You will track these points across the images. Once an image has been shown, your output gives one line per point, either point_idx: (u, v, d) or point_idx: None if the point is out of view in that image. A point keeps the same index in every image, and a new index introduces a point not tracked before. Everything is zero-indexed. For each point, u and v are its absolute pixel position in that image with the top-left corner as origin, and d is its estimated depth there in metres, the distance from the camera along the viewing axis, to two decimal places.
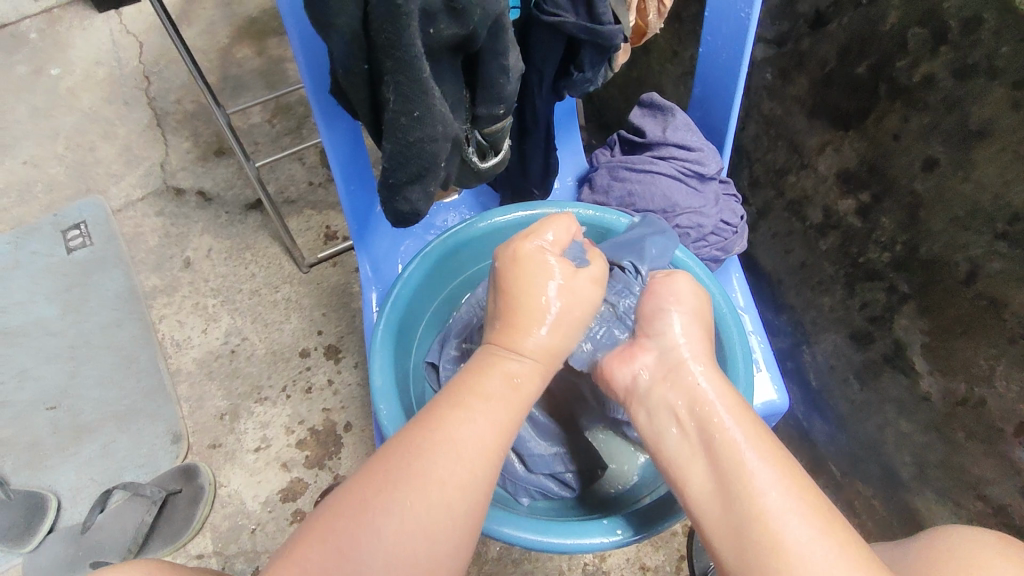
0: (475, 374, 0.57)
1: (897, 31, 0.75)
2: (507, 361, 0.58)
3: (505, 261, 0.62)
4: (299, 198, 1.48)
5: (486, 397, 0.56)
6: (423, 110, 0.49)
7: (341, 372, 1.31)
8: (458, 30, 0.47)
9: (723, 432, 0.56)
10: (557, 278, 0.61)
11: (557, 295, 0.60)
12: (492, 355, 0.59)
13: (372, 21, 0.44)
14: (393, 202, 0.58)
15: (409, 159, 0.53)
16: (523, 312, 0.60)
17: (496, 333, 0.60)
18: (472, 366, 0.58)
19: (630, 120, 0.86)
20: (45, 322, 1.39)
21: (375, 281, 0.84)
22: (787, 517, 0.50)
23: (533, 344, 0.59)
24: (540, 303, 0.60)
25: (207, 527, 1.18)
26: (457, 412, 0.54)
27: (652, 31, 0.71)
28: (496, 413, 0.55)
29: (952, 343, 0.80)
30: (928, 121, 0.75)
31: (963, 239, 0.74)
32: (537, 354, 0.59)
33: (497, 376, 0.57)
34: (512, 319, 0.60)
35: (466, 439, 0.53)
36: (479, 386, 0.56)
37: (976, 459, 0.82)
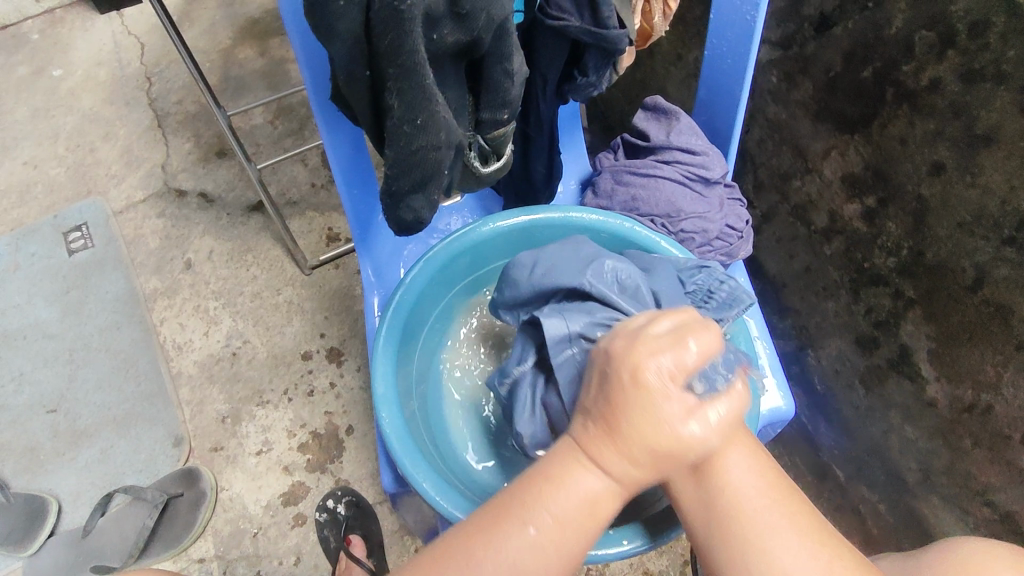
0: (548, 485, 0.46)
1: (903, 35, 0.74)
2: (584, 474, 0.46)
3: (622, 373, 0.45)
4: (300, 200, 1.48)
5: (556, 518, 0.46)
6: (426, 117, 0.48)
7: (344, 376, 1.30)
8: (462, 36, 0.47)
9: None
10: (676, 412, 0.44)
11: (687, 430, 0.44)
12: (575, 462, 0.46)
13: (375, 27, 0.43)
14: (396, 209, 0.57)
15: (412, 167, 0.52)
16: (628, 435, 0.44)
17: (584, 433, 0.47)
18: (548, 471, 0.47)
19: (635, 123, 0.85)
20: (46, 324, 1.39)
21: (378, 286, 0.83)
22: (758, 497, 0.47)
23: (619, 465, 0.45)
24: (649, 438, 0.44)
25: (208, 531, 1.18)
26: (518, 526, 0.46)
27: (657, 34, 0.70)
28: (563, 529, 0.46)
29: (958, 349, 0.79)
30: (934, 126, 0.74)
31: (970, 245, 0.74)
32: (621, 477, 0.46)
33: (574, 495, 0.46)
34: (611, 433, 0.45)
35: (523, 555, 0.45)
36: (546, 500, 0.46)
37: (982, 467, 0.81)
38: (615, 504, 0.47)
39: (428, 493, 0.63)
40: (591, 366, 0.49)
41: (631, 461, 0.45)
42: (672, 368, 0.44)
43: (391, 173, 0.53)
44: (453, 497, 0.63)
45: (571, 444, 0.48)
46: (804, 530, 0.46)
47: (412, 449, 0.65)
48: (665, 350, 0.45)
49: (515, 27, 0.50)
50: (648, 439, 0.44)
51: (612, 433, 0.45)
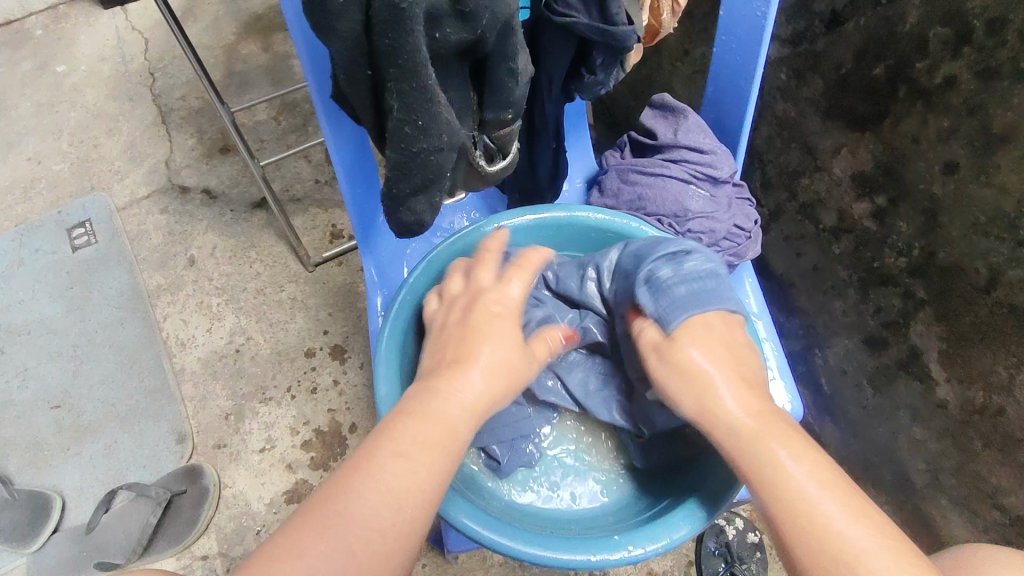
0: (414, 418, 0.52)
1: (916, 32, 0.73)
2: (444, 404, 0.53)
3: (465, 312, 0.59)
4: (304, 196, 1.47)
5: (416, 442, 0.50)
6: (428, 119, 0.47)
7: (347, 373, 1.30)
8: (466, 34, 0.46)
9: (766, 443, 0.52)
10: (500, 333, 0.57)
11: (497, 345, 0.56)
12: (432, 396, 0.53)
13: (376, 26, 0.42)
14: (397, 213, 0.56)
15: (413, 171, 0.51)
16: (475, 353, 0.56)
17: (436, 373, 0.55)
18: (411, 408, 0.52)
19: (641, 121, 0.84)
20: (50, 320, 1.39)
21: (381, 286, 0.82)
22: (833, 517, 0.48)
23: (471, 387, 0.54)
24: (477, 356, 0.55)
25: (213, 528, 1.18)
26: (392, 456, 0.49)
27: (665, 30, 0.69)
28: (427, 447, 0.50)
29: (970, 350, 0.78)
30: (947, 125, 0.73)
31: (983, 245, 0.72)
32: (473, 398, 0.54)
33: (438, 421, 0.52)
34: (458, 360, 0.55)
35: (397, 480, 0.48)
36: (415, 432, 0.51)
37: (993, 469, 0.80)
38: (474, 420, 0.53)
39: None
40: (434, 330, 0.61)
41: (478, 378, 0.54)
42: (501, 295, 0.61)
43: (394, 176, 0.52)
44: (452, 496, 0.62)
45: (419, 385, 0.55)
46: (854, 508, 0.48)
47: None
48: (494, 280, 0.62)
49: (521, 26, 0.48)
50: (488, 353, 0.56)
51: (463, 363, 0.55)
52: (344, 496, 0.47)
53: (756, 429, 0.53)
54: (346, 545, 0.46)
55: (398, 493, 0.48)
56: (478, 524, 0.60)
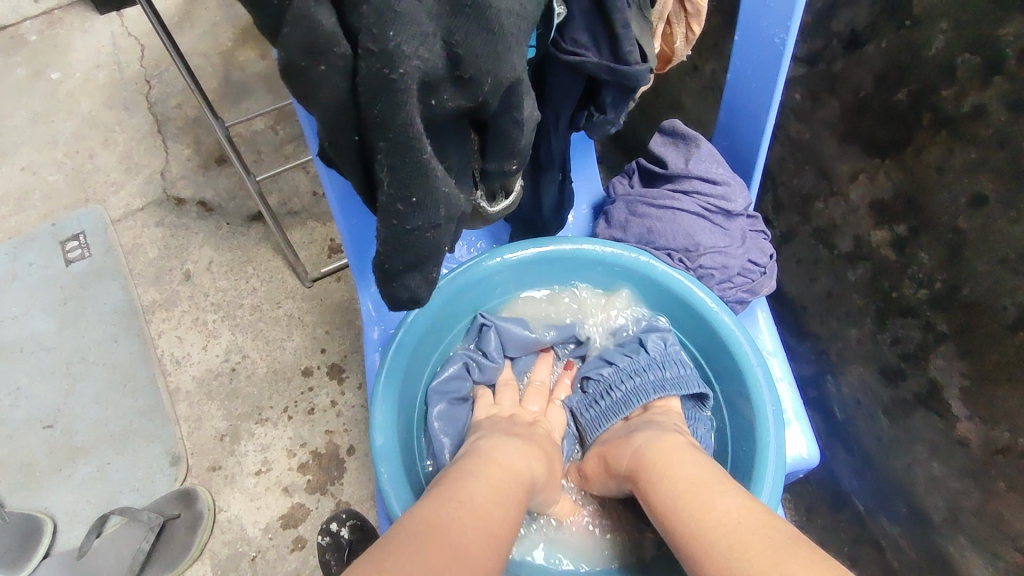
0: (486, 467, 0.59)
1: (943, 58, 0.69)
2: (512, 463, 0.61)
3: (519, 422, 0.71)
4: (302, 209, 1.44)
5: (496, 488, 0.57)
6: (422, 194, 0.44)
7: (345, 394, 1.27)
8: (465, 100, 0.42)
9: (673, 468, 0.60)
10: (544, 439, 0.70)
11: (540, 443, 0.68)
12: (498, 455, 0.62)
13: (364, 94, 0.39)
14: (388, 287, 0.50)
15: (406, 248, 0.46)
16: (536, 445, 0.67)
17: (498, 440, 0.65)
18: (479, 461, 0.60)
19: (650, 148, 0.80)
20: (43, 336, 1.36)
21: (378, 320, 0.79)
22: (717, 500, 0.54)
23: (533, 466, 0.64)
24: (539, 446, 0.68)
25: (207, 554, 1.15)
26: (472, 485, 0.56)
27: (678, 58, 0.65)
28: (507, 490, 0.57)
29: (994, 389, 0.74)
30: (974, 156, 0.69)
31: (1012, 282, 0.68)
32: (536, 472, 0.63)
33: (506, 472, 0.60)
34: (522, 439, 0.66)
35: (481, 500, 0.54)
36: (492, 477, 0.58)
37: (1016, 513, 0.76)
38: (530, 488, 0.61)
39: None
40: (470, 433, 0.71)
41: (539, 460, 0.65)
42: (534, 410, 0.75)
43: (384, 253, 0.47)
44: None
45: (492, 440, 0.65)
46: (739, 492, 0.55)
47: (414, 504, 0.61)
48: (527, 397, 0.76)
49: (526, 83, 0.45)
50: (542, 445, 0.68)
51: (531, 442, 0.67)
52: (446, 511, 0.52)
53: (663, 458, 0.62)
54: (462, 557, 0.48)
55: (491, 521, 0.53)
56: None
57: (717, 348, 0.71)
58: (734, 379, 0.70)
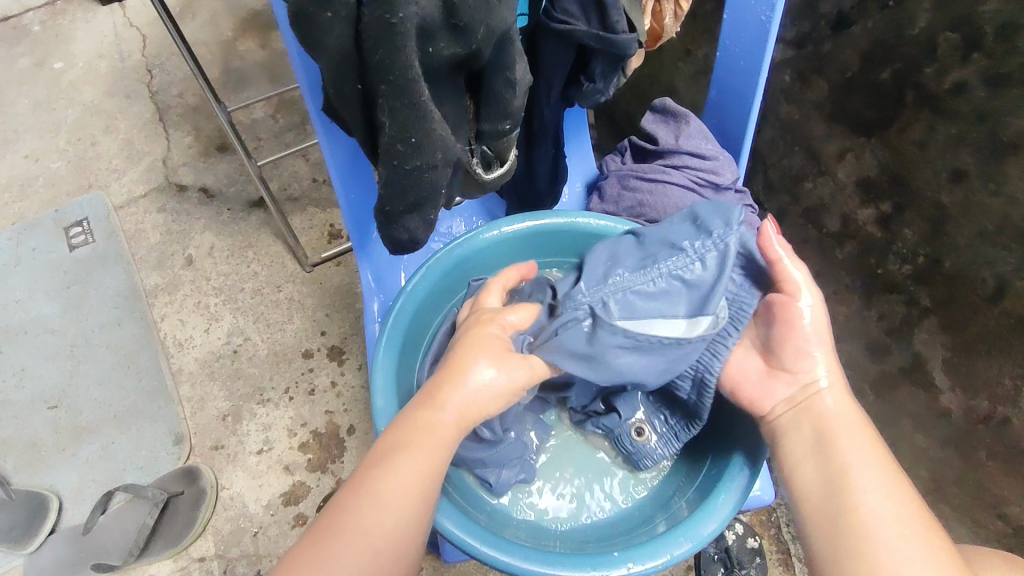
0: (406, 429, 0.56)
1: (925, 36, 0.71)
2: (430, 414, 0.56)
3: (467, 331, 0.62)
4: (302, 195, 1.46)
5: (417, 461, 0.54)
6: (421, 136, 0.47)
7: (345, 374, 1.29)
8: (460, 48, 0.45)
9: (838, 441, 0.57)
10: (488, 357, 0.59)
11: (484, 366, 0.58)
12: (420, 408, 0.57)
13: (366, 40, 0.42)
14: (389, 229, 0.56)
15: (407, 188, 0.51)
16: (463, 367, 0.58)
17: (429, 383, 0.59)
18: (404, 421, 0.57)
19: (642, 126, 0.83)
20: (47, 320, 1.38)
21: (378, 292, 0.82)
22: (876, 495, 0.53)
23: (453, 402, 0.56)
24: (464, 368, 0.58)
25: (209, 530, 1.17)
26: (388, 463, 0.54)
27: (668, 34, 0.67)
28: (408, 452, 0.54)
29: (975, 360, 0.77)
30: (955, 132, 0.71)
31: (991, 255, 0.71)
32: (458, 413, 0.56)
33: (427, 434, 0.55)
34: (449, 369, 0.58)
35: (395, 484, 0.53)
36: (409, 439, 0.55)
37: (997, 479, 0.79)
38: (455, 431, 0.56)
39: None
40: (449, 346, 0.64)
41: (466, 391, 0.57)
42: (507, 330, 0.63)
43: (386, 194, 0.52)
44: (489, 539, 0.60)
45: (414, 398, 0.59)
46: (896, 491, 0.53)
47: None
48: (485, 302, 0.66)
49: (516, 38, 0.48)
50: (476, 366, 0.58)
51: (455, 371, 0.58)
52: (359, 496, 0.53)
53: (833, 423, 0.58)
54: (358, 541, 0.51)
55: (392, 497, 0.53)
56: (519, 559, 0.59)
57: None
58: None
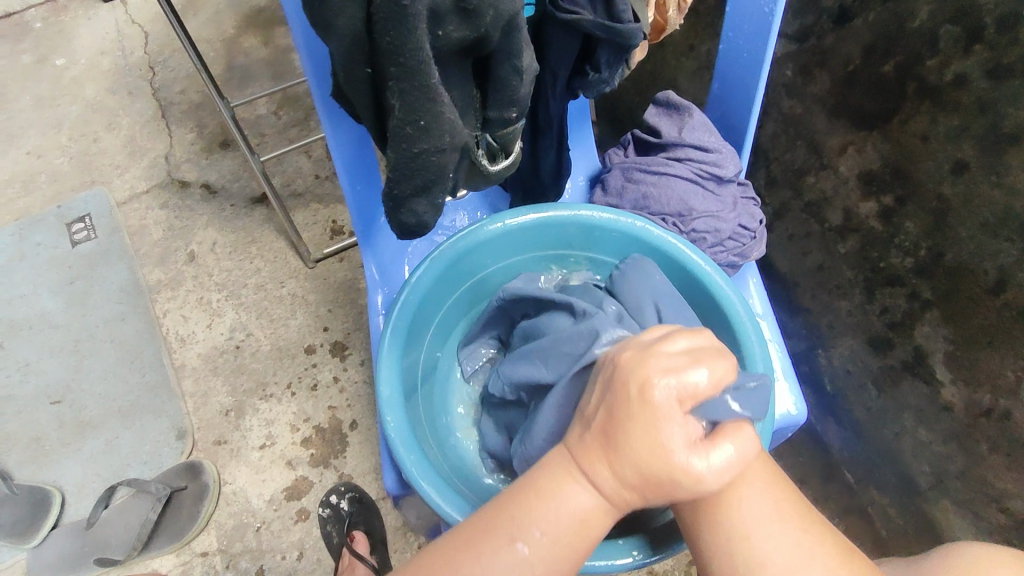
0: (540, 500, 0.46)
1: (927, 28, 0.72)
2: (575, 491, 0.46)
3: (630, 390, 0.44)
4: (305, 191, 1.46)
5: (545, 534, 0.46)
6: (430, 119, 0.48)
7: (347, 370, 1.29)
8: (469, 32, 0.46)
9: (735, 517, 0.48)
10: (676, 444, 0.43)
11: (670, 461, 0.43)
12: (564, 474, 0.46)
13: (376, 22, 0.43)
14: (397, 214, 0.56)
15: (415, 171, 0.51)
16: (631, 460, 0.43)
17: (582, 451, 0.46)
18: (540, 487, 0.47)
19: (645, 119, 0.83)
20: (50, 315, 1.38)
21: (382, 284, 0.82)
22: None
23: (609, 485, 0.45)
24: (645, 465, 0.43)
25: (213, 524, 1.18)
26: (509, 543, 0.46)
27: (672, 26, 0.68)
28: (530, 532, 0.46)
29: (977, 353, 0.77)
30: (957, 124, 0.72)
31: (993, 247, 0.71)
32: (611, 498, 0.45)
33: (564, 513, 0.46)
34: (612, 452, 0.44)
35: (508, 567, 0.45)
36: (537, 515, 0.46)
37: (998, 472, 0.79)
38: (603, 518, 0.46)
39: (428, 495, 0.62)
40: (601, 381, 0.48)
41: (620, 481, 0.44)
42: (692, 389, 0.44)
43: (394, 176, 0.52)
44: None
45: (561, 465, 0.47)
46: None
47: (417, 452, 0.64)
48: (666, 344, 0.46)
49: (523, 26, 0.49)
50: (646, 460, 0.43)
51: (610, 448, 0.44)
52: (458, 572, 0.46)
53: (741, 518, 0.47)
54: None
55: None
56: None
57: (711, 311, 0.73)
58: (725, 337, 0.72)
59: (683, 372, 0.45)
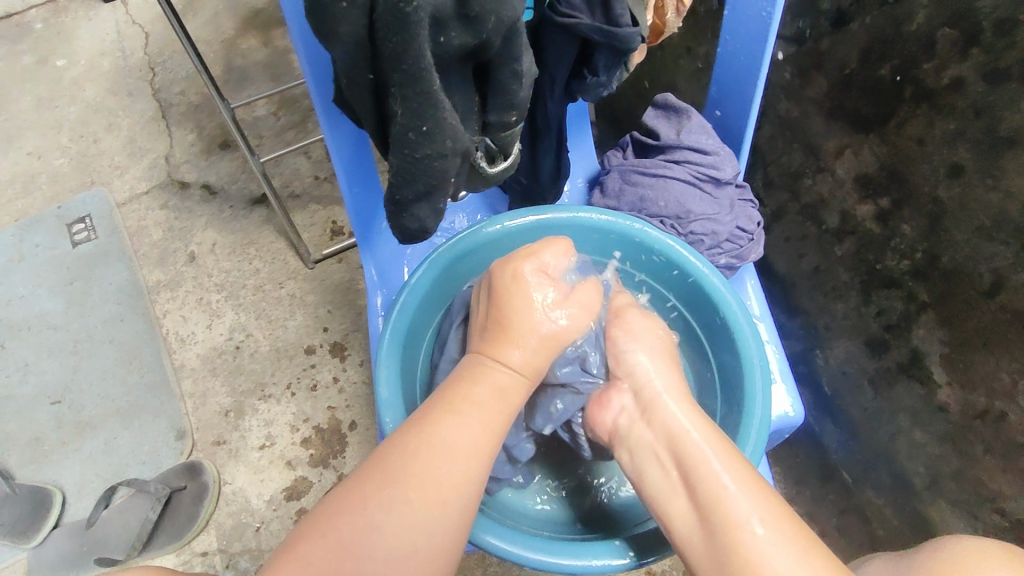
0: (466, 382, 0.60)
1: (924, 32, 0.72)
2: (493, 371, 0.61)
3: (505, 280, 0.64)
4: (304, 192, 1.47)
5: (472, 405, 0.58)
6: (432, 124, 0.48)
7: (347, 370, 1.30)
8: (470, 39, 0.46)
9: (694, 459, 0.59)
10: (545, 298, 0.63)
11: (549, 314, 0.63)
12: (482, 362, 0.61)
13: (379, 28, 0.43)
14: (399, 218, 0.57)
15: (418, 175, 0.52)
16: (519, 326, 0.62)
17: (484, 342, 0.63)
18: (462, 375, 0.61)
19: (644, 121, 0.83)
20: (50, 316, 1.38)
21: (381, 286, 0.82)
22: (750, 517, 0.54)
23: (519, 356, 0.61)
24: (530, 325, 0.62)
25: (212, 525, 1.18)
26: (448, 417, 0.57)
27: (670, 30, 0.68)
28: (461, 404, 0.58)
29: (972, 355, 0.77)
30: (953, 127, 0.72)
31: (988, 249, 0.72)
32: (521, 367, 0.61)
33: (488, 386, 0.60)
34: (506, 329, 0.62)
35: (455, 439, 0.56)
36: (468, 394, 0.59)
37: (992, 474, 0.80)
38: (517, 386, 0.61)
39: None
40: (479, 296, 0.67)
41: (522, 349, 0.61)
42: (549, 272, 0.65)
43: (397, 181, 0.52)
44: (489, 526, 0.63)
45: (470, 357, 0.63)
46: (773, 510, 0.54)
47: None
48: (534, 249, 0.66)
49: (524, 33, 0.49)
50: (531, 324, 0.62)
51: (504, 325, 0.62)
52: (406, 458, 0.54)
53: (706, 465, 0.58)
54: (412, 498, 0.52)
55: (455, 464, 0.55)
56: (522, 548, 0.62)
57: (709, 311, 0.73)
58: (722, 337, 0.72)
59: (544, 275, 0.64)
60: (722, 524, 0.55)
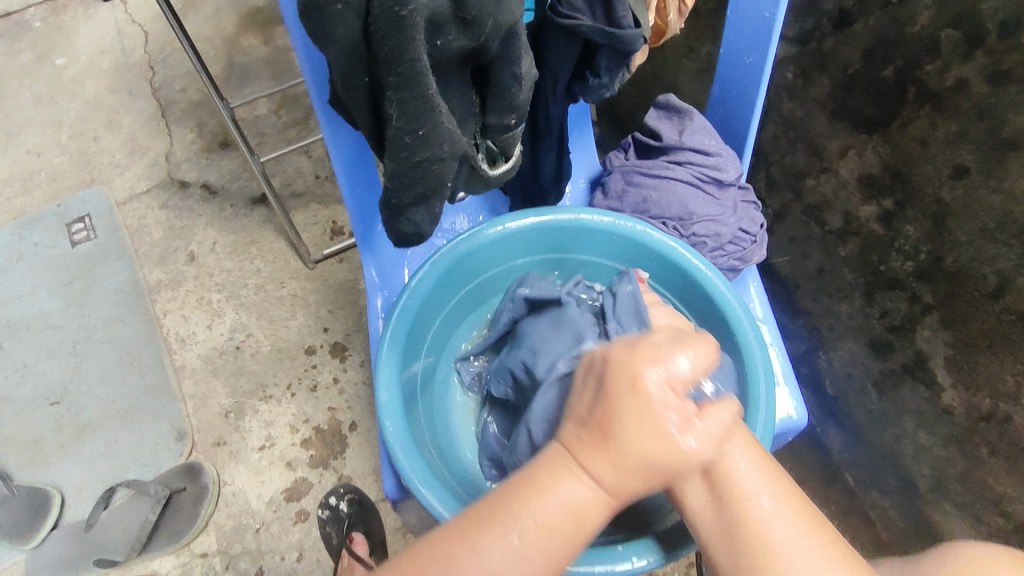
0: (537, 491, 0.48)
1: (927, 33, 0.72)
2: (573, 481, 0.48)
3: (619, 384, 0.48)
4: (305, 191, 1.46)
5: (541, 524, 0.47)
6: (429, 128, 0.48)
7: (347, 370, 1.29)
8: (468, 41, 0.46)
9: (716, 447, 0.53)
10: (665, 416, 0.48)
11: (666, 434, 0.47)
12: (563, 468, 0.49)
13: (375, 31, 0.43)
14: (396, 222, 0.56)
15: (415, 179, 0.51)
16: (621, 438, 0.47)
17: (575, 441, 0.49)
18: (536, 478, 0.49)
19: (645, 122, 0.83)
20: (50, 315, 1.38)
21: (382, 288, 0.82)
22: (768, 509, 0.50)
23: (610, 472, 0.47)
24: (634, 439, 0.47)
25: (212, 526, 1.18)
26: (507, 534, 0.47)
27: (672, 31, 0.68)
28: (526, 516, 0.47)
29: (976, 357, 0.77)
30: (956, 129, 0.72)
31: (992, 252, 0.71)
32: (611, 485, 0.48)
33: (563, 502, 0.48)
34: (604, 438, 0.48)
35: (510, 560, 0.47)
36: (535, 506, 0.47)
37: (997, 476, 0.79)
38: (602, 506, 0.48)
39: (428, 500, 0.62)
40: (581, 380, 0.53)
41: (616, 464, 0.47)
42: (674, 376, 0.49)
43: (393, 185, 0.52)
44: None
45: (554, 454, 0.50)
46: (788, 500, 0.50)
47: (415, 456, 0.64)
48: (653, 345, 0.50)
49: (524, 34, 0.49)
50: (641, 444, 0.47)
51: (607, 438, 0.47)
52: (450, 571, 0.46)
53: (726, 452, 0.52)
54: None
55: None
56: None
57: (711, 312, 0.73)
58: (725, 338, 0.72)
59: (668, 383, 0.48)
60: (745, 525, 0.49)
